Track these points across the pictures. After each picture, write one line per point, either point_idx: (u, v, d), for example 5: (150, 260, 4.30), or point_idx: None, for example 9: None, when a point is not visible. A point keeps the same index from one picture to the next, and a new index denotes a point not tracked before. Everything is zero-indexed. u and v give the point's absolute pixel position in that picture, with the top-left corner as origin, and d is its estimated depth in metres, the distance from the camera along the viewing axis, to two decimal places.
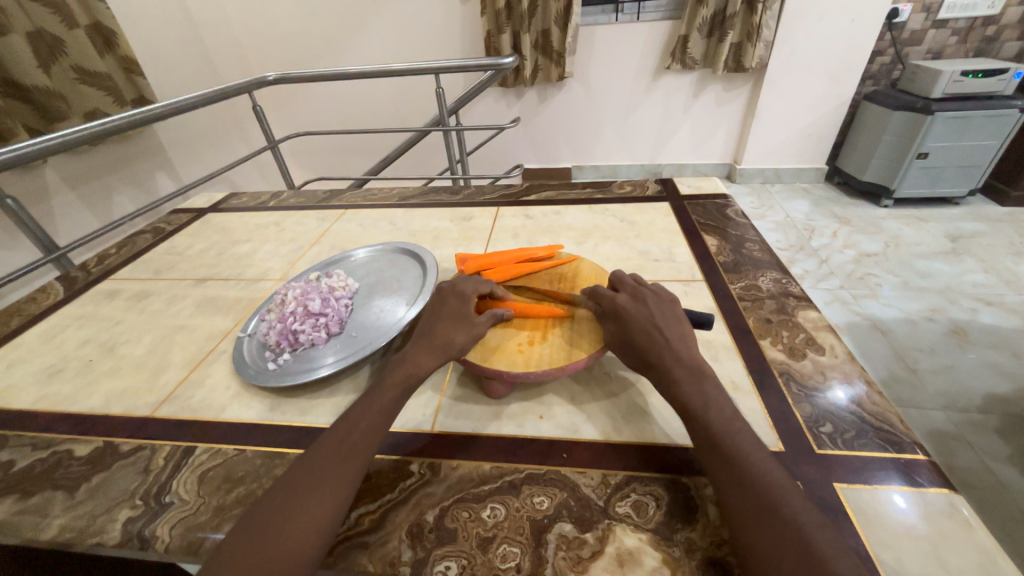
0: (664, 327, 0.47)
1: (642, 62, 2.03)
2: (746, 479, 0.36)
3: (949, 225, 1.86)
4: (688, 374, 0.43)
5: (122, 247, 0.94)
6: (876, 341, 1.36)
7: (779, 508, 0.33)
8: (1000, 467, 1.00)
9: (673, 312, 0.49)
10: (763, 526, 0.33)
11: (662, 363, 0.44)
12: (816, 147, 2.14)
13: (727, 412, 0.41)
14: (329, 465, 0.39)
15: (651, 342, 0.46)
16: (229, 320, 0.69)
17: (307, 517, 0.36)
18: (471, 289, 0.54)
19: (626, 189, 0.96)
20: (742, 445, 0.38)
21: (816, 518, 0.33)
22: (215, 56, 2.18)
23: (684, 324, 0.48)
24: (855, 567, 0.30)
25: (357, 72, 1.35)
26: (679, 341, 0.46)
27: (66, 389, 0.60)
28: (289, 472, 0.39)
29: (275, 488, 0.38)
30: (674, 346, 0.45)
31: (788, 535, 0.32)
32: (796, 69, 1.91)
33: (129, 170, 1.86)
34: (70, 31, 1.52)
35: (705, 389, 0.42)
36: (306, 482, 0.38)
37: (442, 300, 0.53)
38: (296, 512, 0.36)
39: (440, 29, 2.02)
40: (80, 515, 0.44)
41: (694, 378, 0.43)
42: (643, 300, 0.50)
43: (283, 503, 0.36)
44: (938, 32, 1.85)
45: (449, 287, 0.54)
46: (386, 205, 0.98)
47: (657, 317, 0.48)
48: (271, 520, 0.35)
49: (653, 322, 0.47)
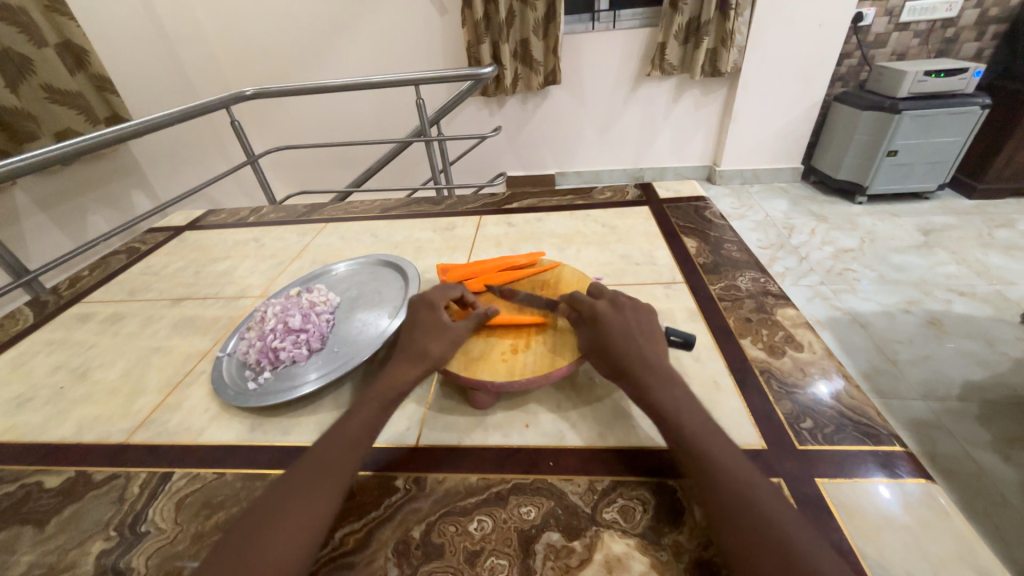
0: (638, 336, 0.47)
1: (621, 68, 2.06)
2: (719, 480, 0.36)
3: (921, 219, 1.92)
4: (660, 379, 0.43)
5: (95, 269, 0.92)
6: (856, 334, 1.39)
7: (756, 507, 0.34)
8: (980, 454, 1.02)
9: (652, 324, 0.50)
10: (740, 525, 0.33)
11: (635, 369, 0.44)
12: (792, 147, 2.19)
13: (698, 414, 0.41)
14: (309, 487, 0.38)
15: (628, 350, 0.46)
16: (208, 340, 0.67)
17: (285, 540, 0.35)
18: (440, 296, 0.55)
19: (606, 194, 0.97)
20: (712, 445, 0.38)
21: (794, 516, 0.33)
22: (192, 72, 2.15)
23: (659, 336, 0.49)
24: (839, 568, 0.30)
25: (336, 85, 1.34)
26: (651, 348, 0.46)
27: (36, 417, 0.58)
28: (264, 496, 0.38)
29: (251, 512, 0.37)
30: (647, 353, 0.46)
31: (766, 535, 0.32)
32: (770, 72, 1.96)
33: (104, 189, 1.83)
34: (39, 50, 1.49)
35: (676, 393, 0.42)
36: (282, 505, 0.37)
37: (415, 314, 0.53)
38: (273, 536, 0.35)
39: (420, 40, 2.03)
40: (50, 550, 0.42)
41: (665, 383, 0.43)
42: (621, 308, 0.50)
43: (258, 528, 0.35)
44: (901, 34, 1.92)
45: (420, 298, 0.54)
46: (367, 217, 0.98)
47: (633, 325, 0.48)
48: (247, 547, 0.34)
49: (628, 331, 0.47)
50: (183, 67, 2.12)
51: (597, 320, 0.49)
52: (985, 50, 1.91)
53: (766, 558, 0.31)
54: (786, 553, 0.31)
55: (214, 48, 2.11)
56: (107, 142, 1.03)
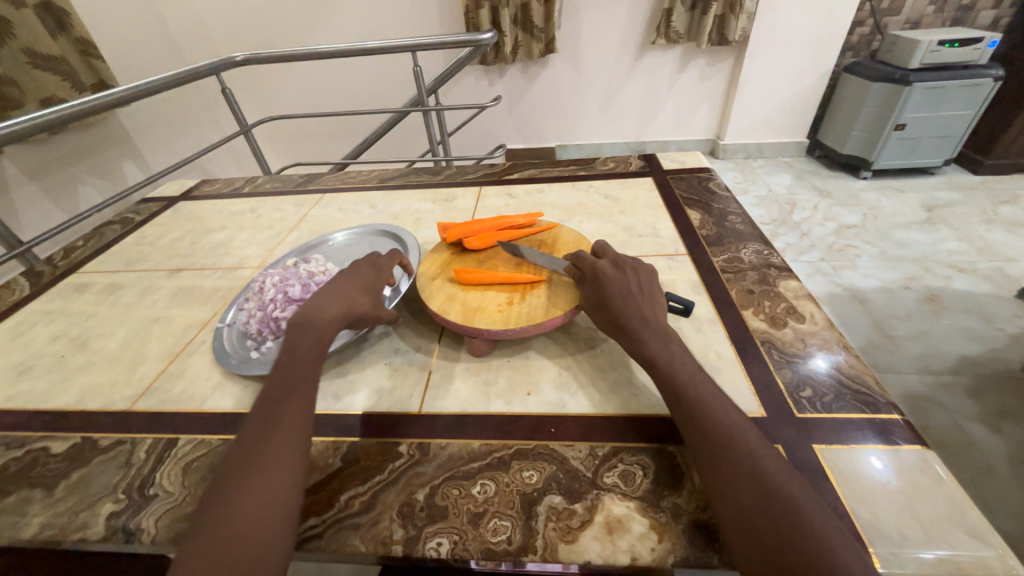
0: (636, 294, 0.48)
1: (626, 37, 1.99)
2: (706, 426, 0.37)
3: (925, 195, 1.90)
4: (655, 335, 0.44)
5: (89, 239, 0.91)
6: (854, 310, 1.40)
7: (738, 448, 0.35)
8: (970, 425, 1.05)
9: (651, 283, 0.50)
10: (721, 466, 0.35)
11: (632, 325, 0.45)
12: (798, 120, 2.15)
13: (688, 365, 0.42)
14: (269, 439, 0.38)
15: (627, 307, 0.47)
16: (208, 310, 0.67)
17: (263, 490, 0.35)
18: (388, 262, 0.57)
19: (609, 165, 0.95)
20: (701, 393, 0.39)
21: (771, 452, 0.35)
22: (179, 37, 2.07)
23: (660, 296, 0.49)
24: (835, 522, 0.31)
25: (330, 51, 1.29)
26: (649, 305, 0.47)
27: (39, 385, 0.58)
28: (232, 454, 0.38)
29: (224, 473, 0.36)
30: (643, 310, 0.46)
31: (744, 469, 0.34)
32: (779, 41, 1.90)
33: (94, 160, 1.78)
34: (17, 11, 1.43)
35: (668, 347, 0.43)
36: (253, 459, 0.37)
37: (356, 269, 0.55)
38: (253, 488, 0.35)
39: (416, 5, 1.95)
40: (61, 512, 0.43)
41: (661, 337, 0.44)
42: (623, 268, 0.51)
43: (236, 481, 0.36)
44: (916, 1, 1.85)
45: (367, 259, 0.57)
46: (366, 188, 0.96)
47: (632, 284, 0.49)
48: (229, 500, 0.34)
49: (627, 290, 0.48)
50: (170, 32, 2.04)
51: (601, 277, 0.50)
52: (1002, 19, 1.84)
53: (746, 492, 0.33)
54: (763, 485, 0.33)
55: (201, 11, 2.02)
56: (95, 107, 0.99)
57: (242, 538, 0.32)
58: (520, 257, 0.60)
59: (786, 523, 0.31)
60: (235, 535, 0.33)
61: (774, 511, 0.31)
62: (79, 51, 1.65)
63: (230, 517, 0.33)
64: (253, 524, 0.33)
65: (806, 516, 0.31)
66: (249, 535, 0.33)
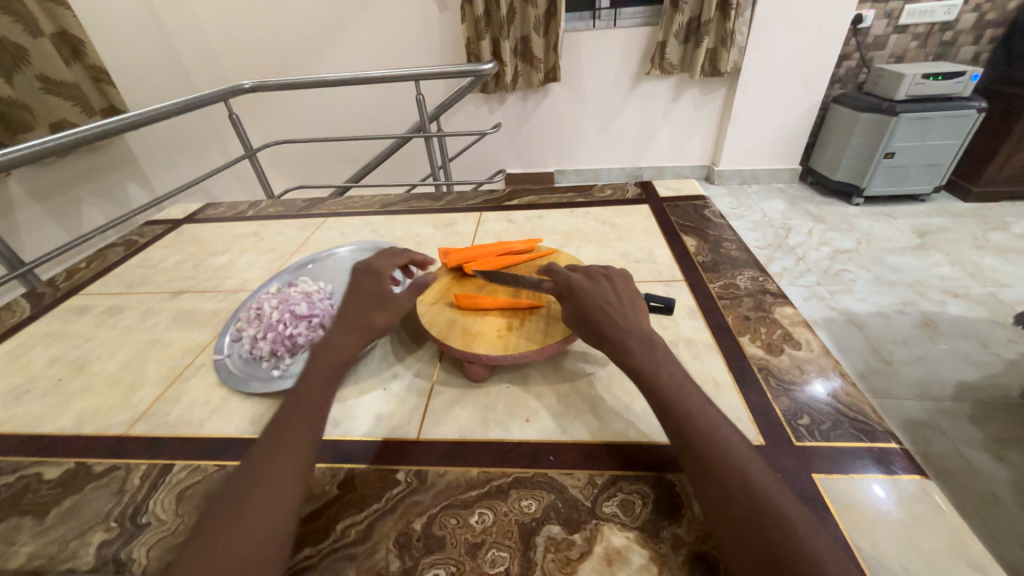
0: (615, 303, 0.47)
1: (621, 67, 2.06)
2: (698, 441, 0.37)
3: (917, 221, 1.93)
4: (641, 344, 0.44)
5: (92, 261, 0.91)
6: (851, 335, 1.40)
7: (729, 466, 0.35)
8: (971, 453, 1.04)
9: (628, 289, 0.49)
10: (715, 486, 0.34)
11: (614, 334, 0.45)
12: (790, 148, 2.20)
13: (677, 377, 0.42)
14: (276, 462, 0.38)
15: (606, 316, 0.46)
16: (207, 333, 0.67)
17: (255, 522, 0.34)
18: (384, 268, 0.55)
19: (606, 192, 0.97)
20: (692, 407, 0.39)
21: (764, 469, 0.35)
22: (189, 64, 2.13)
23: (640, 302, 0.48)
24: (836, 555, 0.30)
25: (335, 79, 1.33)
26: (630, 312, 0.47)
27: (35, 409, 0.58)
28: (229, 483, 0.37)
29: (215, 504, 0.36)
30: (626, 317, 0.46)
31: (737, 489, 0.33)
32: (769, 73, 1.97)
33: (99, 182, 1.81)
34: (34, 40, 1.48)
35: (656, 358, 0.43)
36: (247, 489, 0.36)
37: (357, 282, 0.53)
38: (244, 520, 0.34)
39: (420, 36, 2.02)
40: (50, 541, 0.42)
41: (647, 347, 0.43)
42: (597, 278, 0.50)
43: (227, 513, 0.35)
44: (899, 37, 1.93)
45: (364, 268, 0.55)
46: (367, 213, 0.98)
47: (611, 294, 0.48)
48: (218, 532, 0.34)
49: (605, 298, 0.47)
50: (181, 60, 2.11)
51: (576, 287, 0.49)
52: (982, 54, 1.92)
53: (741, 512, 0.32)
54: (758, 506, 0.32)
55: (212, 41, 2.10)
56: (105, 132, 1.02)
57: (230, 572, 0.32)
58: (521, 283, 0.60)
59: (784, 549, 0.30)
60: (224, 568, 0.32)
61: (770, 534, 0.31)
62: (91, 77, 1.70)
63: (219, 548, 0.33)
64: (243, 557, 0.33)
65: (803, 539, 0.30)
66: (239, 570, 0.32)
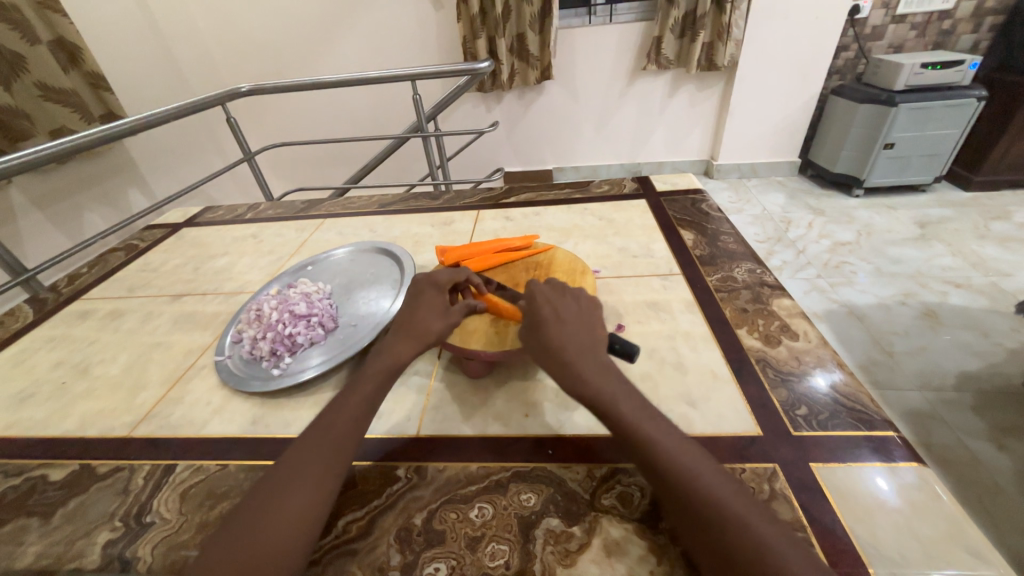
0: (570, 321, 0.46)
1: (619, 63, 2.06)
2: (670, 469, 0.35)
3: (917, 212, 1.92)
4: (596, 369, 0.42)
5: (93, 266, 0.92)
6: (853, 326, 1.40)
7: (704, 497, 0.33)
8: (973, 442, 1.04)
9: (592, 312, 0.49)
10: (693, 515, 0.33)
11: (568, 357, 0.43)
12: (789, 141, 2.20)
13: (637, 405, 0.40)
14: (302, 469, 0.38)
15: (560, 335, 0.45)
16: (209, 335, 0.68)
17: (281, 520, 0.35)
18: (447, 277, 0.55)
19: (603, 187, 0.97)
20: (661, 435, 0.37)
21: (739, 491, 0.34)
22: (186, 68, 2.14)
23: (601, 325, 0.47)
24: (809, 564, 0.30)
25: (333, 81, 1.33)
26: (583, 332, 0.45)
27: (39, 412, 0.58)
28: (265, 476, 0.38)
29: (249, 494, 0.37)
30: (579, 337, 0.45)
31: (709, 520, 0.32)
32: (766, 66, 1.96)
33: (99, 188, 1.82)
34: (31, 47, 1.48)
35: (614, 384, 0.41)
36: (276, 486, 0.37)
37: (419, 292, 0.53)
38: (268, 517, 0.35)
39: (416, 35, 2.02)
40: (57, 541, 0.43)
41: (602, 371, 0.42)
42: (562, 296, 0.50)
43: (257, 507, 0.36)
44: (897, 27, 1.92)
45: (425, 278, 0.55)
46: (366, 213, 0.98)
47: (569, 312, 0.48)
48: (240, 528, 0.35)
49: (561, 315, 0.47)
50: (178, 64, 2.11)
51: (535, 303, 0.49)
52: (981, 42, 1.91)
53: (720, 541, 0.31)
54: (736, 536, 0.31)
55: (209, 45, 2.10)
56: (105, 138, 1.03)
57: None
58: (519, 282, 0.60)
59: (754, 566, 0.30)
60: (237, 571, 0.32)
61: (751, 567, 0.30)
62: (90, 84, 1.71)
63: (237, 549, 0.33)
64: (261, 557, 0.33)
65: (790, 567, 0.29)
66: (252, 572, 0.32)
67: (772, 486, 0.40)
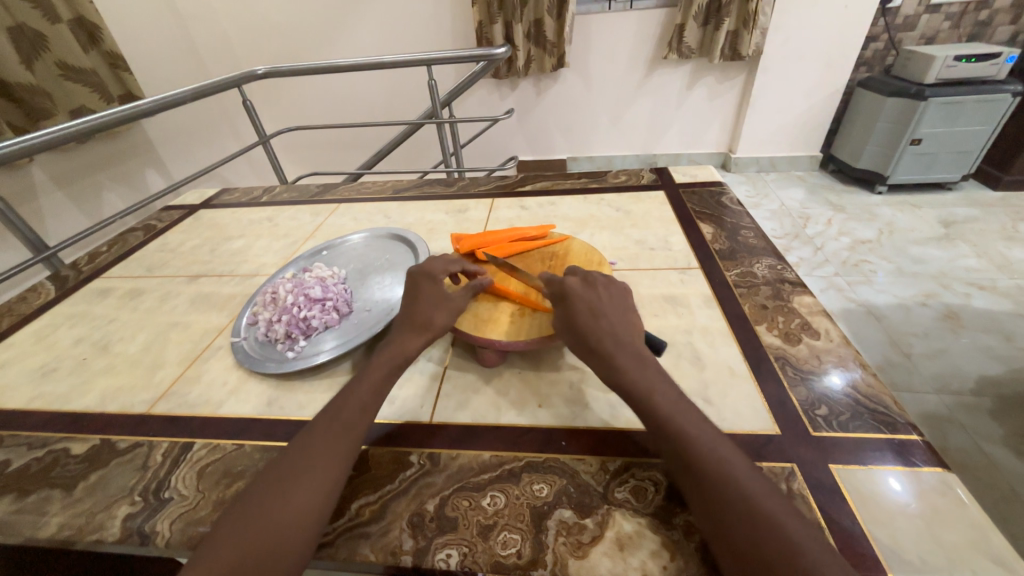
0: (607, 313, 0.46)
1: (638, 50, 2.01)
2: (693, 464, 0.35)
3: (942, 211, 1.87)
4: (630, 359, 0.42)
5: (113, 245, 0.93)
6: (870, 327, 1.37)
7: (721, 487, 0.33)
8: (991, 448, 1.02)
9: (624, 299, 0.49)
10: (717, 514, 0.32)
11: (606, 349, 0.43)
12: (812, 135, 2.14)
13: (672, 396, 0.40)
14: (313, 455, 0.38)
15: (596, 325, 0.45)
16: (225, 316, 0.68)
17: (296, 497, 0.36)
18: (441, 267, 0.54)
19: (620, 178, 0.95)
20: (686, 424, 0.37)
21: (769, 491, 0.33)
22: (203, 50, 2.14)
23: (633, 314, 0.47)
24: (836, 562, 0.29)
25: (347, 65, 1.32)
26: (618, 324, 0.45)
27: (61, 387, 0.60)
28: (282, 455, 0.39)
29: (261, 475, 0.38)
30: (617, 330, 0.45)
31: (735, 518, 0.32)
32: (791, 57, 1.90)
33: (118, 168, 1.84)
34: (53, 26, 1.49)
35: (648, 374, 0.41)
36: (288, 470, 0.37)
37: (414, 287, 0.53)
38: (283, 495, 0.36)
39: (432, 20, 1.99)
40: (79, 513, 0.44)
41: (640, 364, 0.42)
42: (593, 285, 0.49)
43: (272, 484, 0.36)
44: (932, 17, 1.84)
45: (419, 269, 0.54)
46: (380, 199, 0.98)
47: (603, 300, 0.47)
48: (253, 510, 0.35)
49: (597, 308, 0.46)
50: (195, 45, 2.11)
51: (568, 296, 0.47)
52: (1020, 34, 1.83)
53: (739, 539, 0.31)
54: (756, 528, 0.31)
55: (226, 27, 2.09)
56: (123, 118, 1.03)
57: (256, 552, 0.33)
58: (534, 273, 0.59)
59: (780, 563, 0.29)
60: (250, 548, 0.33)
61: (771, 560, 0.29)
62: (109, 64, 1.72)
63: (252, 526, 0.34)
64: (277, 532, 0.34)
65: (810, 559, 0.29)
66: (263, 554, 0.32)
67: (789, 485, 0.40)
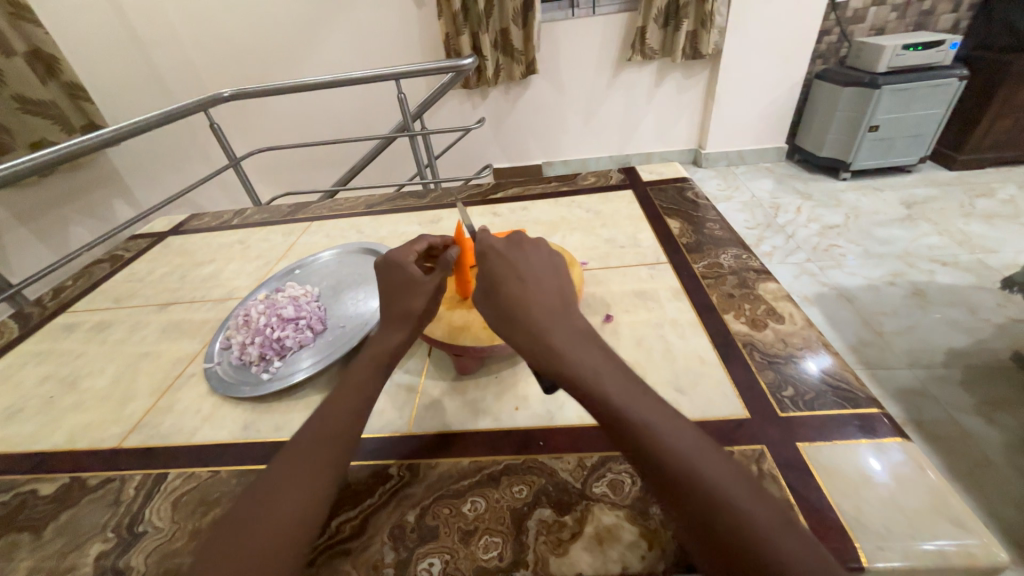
0: (536, 281, 0.42)
1: (603, 54, 2.05)
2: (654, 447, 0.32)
3: (903, 193, 1.94)
4: (568, 336, 0.38)
5: (78, 278, 0.91)
6: (843, 308, 1.41)
7: (692, 475, 0.31)
8: (964, 418, 1.05)
9: (550, 262, 0.45)
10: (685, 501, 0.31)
11: (540, 326, 0.39)
12: (775, 127, 2.21)
13: (619, 376, 0.36)
14: (301, 464, 0.38)
15: (525, 298, 0.40)
16: (197, 342, 0.67)
17: (282, 514, 0.35)
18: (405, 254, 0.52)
19: (590, 179, 0.97)
20: (639, 408, 0.34)
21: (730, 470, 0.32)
22: (167, 75, 2.11)
23: (564, 279, 0.44)
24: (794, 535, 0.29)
25: (313, 84, 1.31)
26: (549, 293, 0.41)
27: (26, 427, 0.58)
28: (261, 475, 0.38)
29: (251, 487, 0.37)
30: (547, 303, 0.40)
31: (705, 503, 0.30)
32: (749, 54, 1.97)
33: (84, 200, 1.80)
34: (8, 60, 1.46)
35: (588, 352, 0.37)
36: (279, 481, 0.37)
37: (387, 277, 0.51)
38: (272, 506, 0.35)
39: (399, 34, 2.01)
40: (48, 554, 0.43)
41: (578, 340, 0.38)
42: (519, 247, 0.45)
43: (256, 501, 0.36)
44: (878, 9, 1.93)
45: (386, 260, 0.52)
46: (352, 214, 0.97)
47: (532, 267, 0.43)
48: (242, 523, 0.35)
49: (525, 275, 0.42)
50: (159, 70, 2.08)
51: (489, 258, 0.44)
52: (961, 22, 1.93)
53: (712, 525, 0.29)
54: (727, 511, 0.29)
55: (190, 52, 2.07)
56: (84, 149, 1.01)
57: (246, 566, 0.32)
58: None
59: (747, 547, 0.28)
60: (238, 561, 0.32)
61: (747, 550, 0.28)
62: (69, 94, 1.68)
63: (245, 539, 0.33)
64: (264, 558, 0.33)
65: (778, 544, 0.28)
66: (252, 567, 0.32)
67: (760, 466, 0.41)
